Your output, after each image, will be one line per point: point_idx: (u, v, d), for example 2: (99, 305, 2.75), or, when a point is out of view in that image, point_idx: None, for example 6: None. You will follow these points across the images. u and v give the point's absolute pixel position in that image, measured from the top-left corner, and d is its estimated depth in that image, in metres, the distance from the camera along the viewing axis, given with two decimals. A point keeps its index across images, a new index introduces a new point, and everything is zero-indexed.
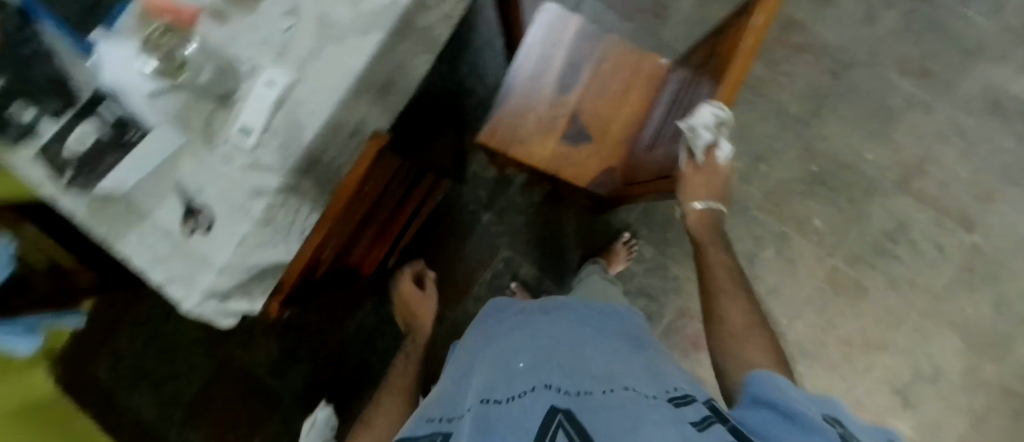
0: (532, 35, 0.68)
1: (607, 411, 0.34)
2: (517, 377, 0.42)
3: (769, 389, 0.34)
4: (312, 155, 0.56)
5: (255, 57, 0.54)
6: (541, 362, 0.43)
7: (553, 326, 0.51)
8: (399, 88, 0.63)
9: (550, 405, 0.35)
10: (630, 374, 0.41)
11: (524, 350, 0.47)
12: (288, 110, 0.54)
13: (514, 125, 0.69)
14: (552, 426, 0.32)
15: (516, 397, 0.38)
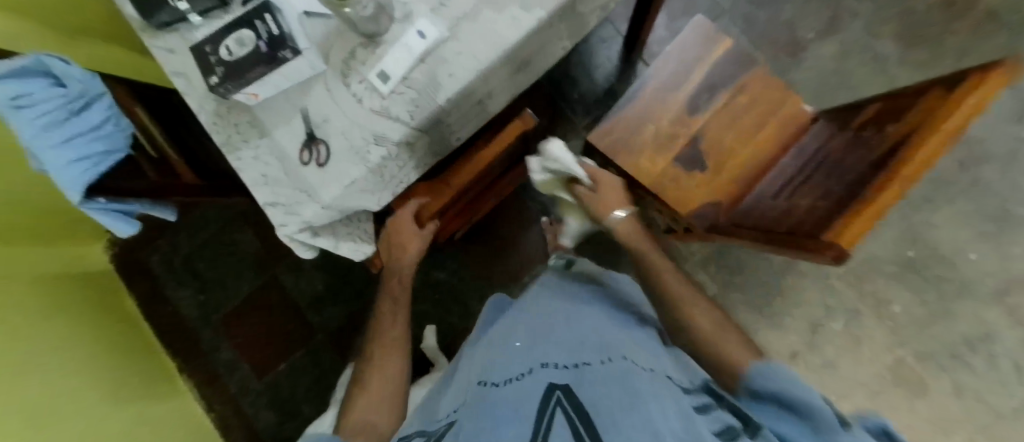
0: (674, 47, 0.66)
1: (601, 382, 0.37)
2: (514, 357, 0.45)
3: (775, 379, 0.41)
4: (439, 115, 0.55)
5: (412, 5, 0.53)
6: (541, 344, 0.46)
7: (549, 311, 0.54)
8: (534, 69, 0.62)
9: (549, 383, 0.38)
10: (624, 348, 0.44)
11: (525, 332, 0.50)
12: (429, 65, 0.53)
13: (630, 133, 0.66)
14: (550, 403, 0.36)
15: (514, 379, 0.41)
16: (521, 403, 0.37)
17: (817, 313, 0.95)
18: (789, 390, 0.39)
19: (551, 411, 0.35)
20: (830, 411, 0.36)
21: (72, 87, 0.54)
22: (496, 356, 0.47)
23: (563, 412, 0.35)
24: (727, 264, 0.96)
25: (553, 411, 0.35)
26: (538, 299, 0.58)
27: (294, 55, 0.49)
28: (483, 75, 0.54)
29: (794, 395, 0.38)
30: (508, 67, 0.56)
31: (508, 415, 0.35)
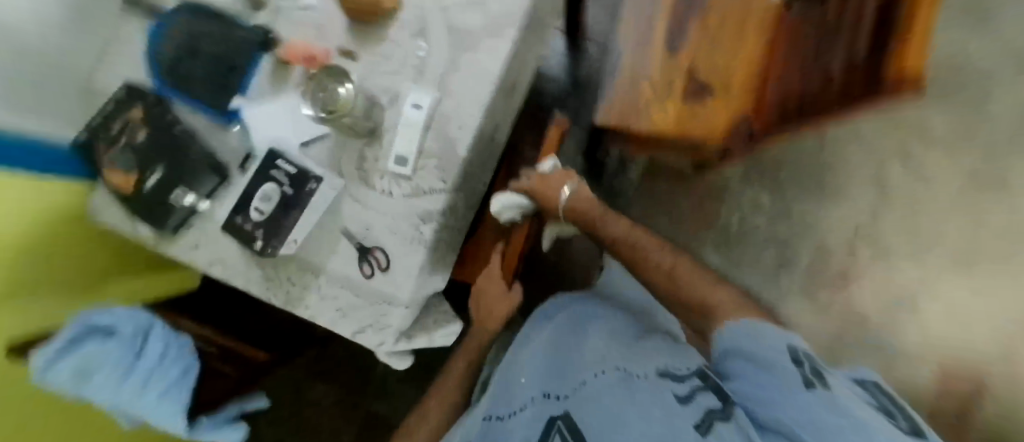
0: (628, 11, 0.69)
1: (601, 399, 0.40)
2: (517, 384, 0.49)
3: (745, 336, 0.44)
4: (467, 168, 0.56)
5: (395, 86, 0.55)
6: (538, 366, 0.49)
7: (546, 329, 0.56)
8: (520, 88, 0.63)
9: (552, 415, 0.42)
10: (621, 351, 0.46)
11: (525, 356, 0.53)
12: (435, 130, 0.54)
13: (631, 97, 0.67)
14: (551, 435, 0.40)
15: (515, 412, 0.46)
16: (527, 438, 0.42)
17: (873, 169, 0.95)
18: (764, 347, 0.42)
19: None
20: (798, 365, 0.39)
21: (122, 331, 0.51)
22: (501, 384, 0.51)
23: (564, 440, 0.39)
24: (766, 169, 0.98)
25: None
26: (540, 318, 0.60)
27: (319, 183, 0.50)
28: (487, 113, 0.55)
29: (767, 355, 0.41)
30: (503, 95, 0.57)
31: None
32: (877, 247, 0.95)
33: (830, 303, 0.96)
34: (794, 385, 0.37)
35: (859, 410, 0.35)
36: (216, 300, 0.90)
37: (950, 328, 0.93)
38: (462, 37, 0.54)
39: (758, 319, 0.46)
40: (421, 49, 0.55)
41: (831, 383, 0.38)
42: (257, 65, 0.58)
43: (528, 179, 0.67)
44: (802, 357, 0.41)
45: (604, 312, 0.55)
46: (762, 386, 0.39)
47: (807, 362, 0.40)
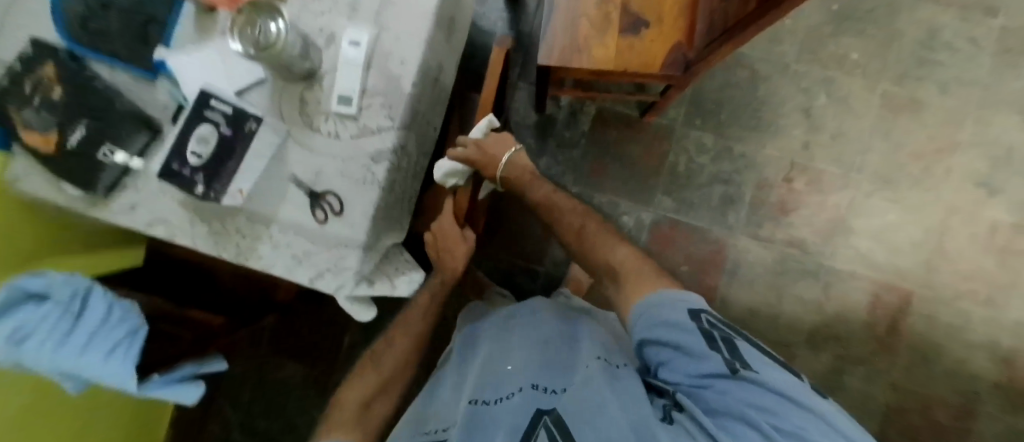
0: None
1: (583, 390, 0.49)
2: (505, 379, 0.55)
3: (658, 320, 0.49)
4: (414, 104, 0.55)
5: (331, 27, 0.54)
6: (531, 364, 0.56)
7: (528, 327, 0.64)
8: (460, 28, 0.64)
9: (536, 407, 0.48)
10: (601, 353, 0.56)
11: (513, 352, 0.60)
12: (377, 67, 0.54)
13: (573, 37, 0.69)
14: (539, 424, 0.46)
15: (502, 398, 0.52)
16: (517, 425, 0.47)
17: (801, 99, 1.05)
18: (678, 331, 0.47)
19: (540, 428, 0.45)
20: (710, 341, 0.46)
21: (56, 296, 0.50)
22: (489, 377, 0.57)
23: (551, 432, 0.44)
24: (707, 111, 1.05)
25: (542, 430, 0.45)
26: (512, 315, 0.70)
27: (259, 122, 0.49)
28: (429, 47, 0.55)
29: (682, 336, 0.46)
30: (443, 29, 0.58)
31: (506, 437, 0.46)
32: (810, 176, 1.03)
33: (772, 234, 1.03)
34: (717, 369, 0.44)
35: (768, 371, 0.42)
36: (177, 273, 0.87)
37: (879, 246, 1.02)
38: None
39: (668, 293, 0.51)
40: None
41: (734, 345, 0.46)
42: (178, 18, 0.56)
43: (463, 145, 0.69)
44: (708, 323, 0.48)
45: (578, 319, 0.67)
46: (690, 370, 0.45)
47: (712, 328, 0.47)
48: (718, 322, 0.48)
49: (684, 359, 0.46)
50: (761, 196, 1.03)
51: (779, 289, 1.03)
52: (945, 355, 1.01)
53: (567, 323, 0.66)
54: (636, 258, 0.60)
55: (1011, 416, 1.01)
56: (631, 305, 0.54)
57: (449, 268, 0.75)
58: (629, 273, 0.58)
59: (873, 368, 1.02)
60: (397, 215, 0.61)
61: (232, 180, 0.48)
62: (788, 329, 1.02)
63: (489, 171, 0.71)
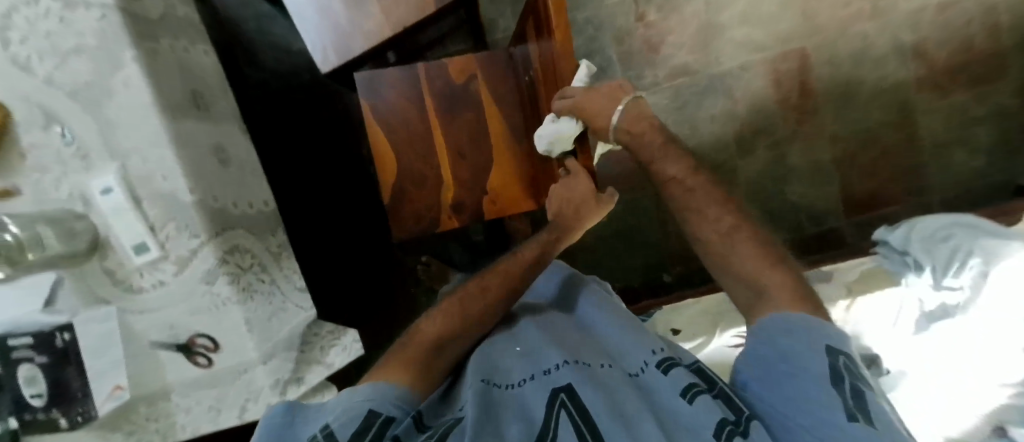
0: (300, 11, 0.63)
1: (602, 385, 0.44)
2: (517, 361, 0.50)
3: (780, 333, 0.44)
4: (212, 207, 0.51)
5: (69, 182, 0.47)
6: (551, 344, 0.51)
7: (550, 318, 0.58)
8: (213, 99, 0.58)
9: (552, 389, 0.44)
10: (620, 350, 0.52)
11: (530, 337, 0.53)
12: (146, 198, 0.48)
13: (335, 30, 0.64)
14: (555, 405, 0.42)
15: (517, 384, 0.46)
16: (528, 415, 0.43)
17: None
18: (801, 359, 0.42)
19: (556, 414, 0.42)
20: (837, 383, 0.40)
21: None
22: (499, 355, 0.51)
23: (569, 415, 0.41)
24: None
25: (559, 415, 0.41)
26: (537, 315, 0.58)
27: (67, 330, 0.47)
28: (182, 148, 0.50)
29: (805, 361, 0.41)
30: (183, 112, 0.51)
31: (521, 420, 0.42)
32: (658, 2, 0.97)
33: (657, 76, 0.99)
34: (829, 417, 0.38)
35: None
36: None
37: (754, 27, 0.99)
38: (87, 92, 0.46)
39: (795, 318, 0.44)
40: (64, 131, 0.46)
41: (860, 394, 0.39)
42: None
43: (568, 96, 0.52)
44: (843, 362, 0.41)
45: (597, 304, 0.59)
46: (788, 400, 0.41)
47: (846, 369, 0.41)
48: (854, 365, 0.42)
49: (798, 384, 0.41)
50: (628, 48, 0.98)
51: (691, 119, 1.01)
52: (860, 84, 1.03)
53: (583, 320, 0.59)
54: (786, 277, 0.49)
55: (937, 100, 1.05)
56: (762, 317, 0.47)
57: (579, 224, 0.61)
58: (782, 297, 0.47)
59: (805, 136, 1.03)
60: (286, 305, 0.60)
61: (93, 390, 0.49)
62: (716, 150, 1.02)
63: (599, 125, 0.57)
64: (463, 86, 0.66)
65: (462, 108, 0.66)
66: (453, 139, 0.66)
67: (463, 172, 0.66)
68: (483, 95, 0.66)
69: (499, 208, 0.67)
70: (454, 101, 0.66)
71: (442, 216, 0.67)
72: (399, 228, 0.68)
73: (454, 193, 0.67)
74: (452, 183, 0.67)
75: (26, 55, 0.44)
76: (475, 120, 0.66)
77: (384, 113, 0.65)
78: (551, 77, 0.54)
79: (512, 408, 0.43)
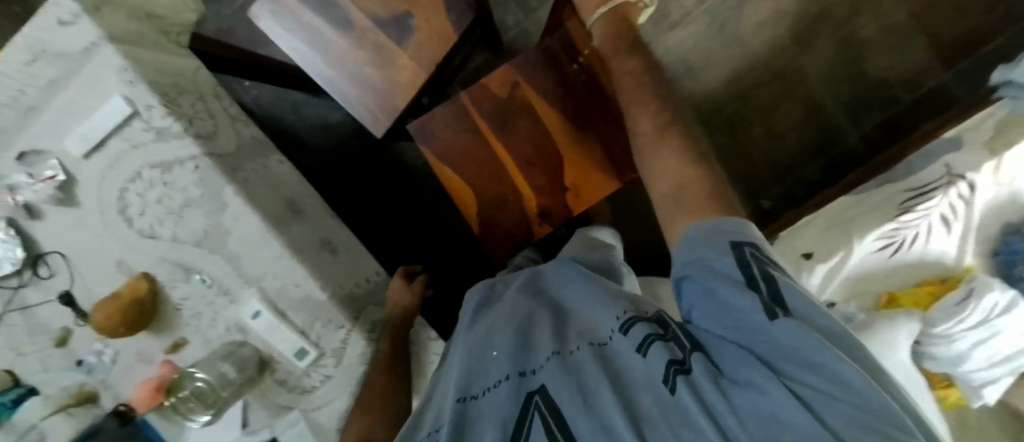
0: (343, 93, 0.65)
1: (572, 378, 0.32)
2: (491, 358, 0.39)
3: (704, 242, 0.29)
4: (343, 299, 0.54)
5: (224, 318, 0.52)
6: (519, 336, 0.39)
7: (517, 300, 0.44)
8: (303, 200, 0.61)
9: (526, 394, 0.34)
10: (588, 319, 0.38)
11: (497, 329, 0.41)
12: (288, 308, 0.52)
13: (377, 93, 0.65)
14: (528, 408, 0.33)
15: (490, 389, 0.36)
16: (495, 417, 0.33)
17: None
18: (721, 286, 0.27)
19: (527, 427, 0.32)
20: (783, 310, 0.25)
21: None
22: (471, 358, 0.40)
23: (543, 420, 0.31)
24: None
25: (531, 421, 0.32)
26: (495, 308, 0.46)
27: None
28: (300, 253, 0.52)
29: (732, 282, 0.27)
30: (287, 221, 0.54)
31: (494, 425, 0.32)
32: None
33: (685, 6, 0.90)
34: (796, 346, 0.24)
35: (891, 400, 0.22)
36: None
37: None
38: (208, 238, 0.50)
39: (729, 219, 0.29)
40: (203, 277, 0.51)
41: (809, 306, 0.26)
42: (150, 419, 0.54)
43: None
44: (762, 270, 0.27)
45: (569, 277, 0.45)
46: (722, 309, 0.28)
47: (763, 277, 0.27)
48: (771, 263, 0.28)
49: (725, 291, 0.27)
50: None
51: (735, 34, 0.90)
52: None
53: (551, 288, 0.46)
54: (705, 185, 0.32)
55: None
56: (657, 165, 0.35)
57: (393, 310, 0.58)
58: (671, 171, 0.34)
59: None
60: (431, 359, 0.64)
61: None
62: (774, 55, 0.91)
63: (607, 33, 0.47)
64: (511, 98, 0.64)
65: (516, 118, 0.65)
66: (516, 151, 0.65)
67: (537, 177, 0.65)
68: (531, 98, 0.64)
69: (586, 200, 0.65)
70: (507, 114, 0.65)
71: (533, 225, 0.67)
72: (500, 252, 0.69)
73: (536, 198, 0.66)
74: (530, 191, 0.66)
75: (148, 225, 0.49)
76: (533, 126, 0.65)
77: (444, 152, 0.66)
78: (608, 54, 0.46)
79: (487, 420, 0.33)
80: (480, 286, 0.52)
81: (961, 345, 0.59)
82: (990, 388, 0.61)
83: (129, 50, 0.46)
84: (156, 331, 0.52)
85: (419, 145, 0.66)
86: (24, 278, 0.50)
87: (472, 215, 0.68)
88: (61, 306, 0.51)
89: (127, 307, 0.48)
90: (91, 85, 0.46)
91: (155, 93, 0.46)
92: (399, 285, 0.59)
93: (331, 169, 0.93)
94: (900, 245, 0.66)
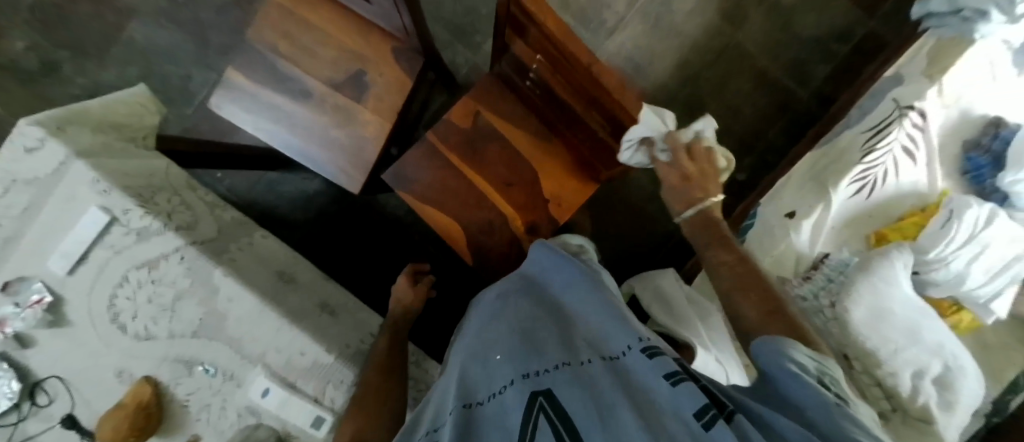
0: (314, 160, 0.66)
1: (581, 383, 0.30)
2: (496, 361, 0.36)
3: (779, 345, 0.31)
4: (351, 357, 0.54)
5: (233, 404, 0.51)
6: (524, 346, 0.36)
7: (520, 307, 0.42)
8: (295, 270, 0.62)
9: (529, 394, 0.31)
10: (599, 337, 0.36)
11: (501, 339, 0.38)
12: (296, 378, 0.51)
13: (348, 151, 0.66)
14: (532, 409, 0.29)
15: (494, 396, 0.33)
16: (503, 432, 0.30)
17: None
18: (791, 380, 0.28)
19: (534, 426, 0.28)
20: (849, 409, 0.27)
21: None
22: (474, 369, 0.37)
23: (548, 421, 0.28)
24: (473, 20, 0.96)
25: (536, 423, 0.28)
26: (502, 311, 0.43)
27: None
28: (298, 320, 0.51)
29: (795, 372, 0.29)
30: (281, 292, 0.54)
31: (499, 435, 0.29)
32: None
33: (618, 13, 0.95)
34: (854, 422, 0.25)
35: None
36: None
37: None
38: (205, 326, 0.49)
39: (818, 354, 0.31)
40: (205, 367, 0.50)
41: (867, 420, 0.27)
42: None
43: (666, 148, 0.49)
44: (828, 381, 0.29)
45: (576, 282, 0.43)
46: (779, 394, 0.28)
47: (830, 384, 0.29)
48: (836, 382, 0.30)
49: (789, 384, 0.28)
50: (577, 6, 0.94)
51: (671, 27, 0.95)
52: None
53: (558, 297, 0.44)
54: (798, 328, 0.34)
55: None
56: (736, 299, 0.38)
57: (397, 309, 0.58)
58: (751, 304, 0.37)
59: None
60: None
61: None
62: (711, 37, 0.96)
63: (677, 198, 0.48)
64: (476, 128, 0.67)
65: (484, 145, 0.67)
66: (491, 176, 0.67)
67: (517, 195, 0.67)
68: (495, 123, 0.67)
69: (568, 208, 0.67)
70: (475, 144, 0.67)
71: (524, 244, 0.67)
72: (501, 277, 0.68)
73: (521, 217, 0.67)
74: (514, 211, 0.67)
75: (142, 326, 0.49)
76: (502, 149, 0.67)
77: (423, 191, 0.67)
78: (563, 63, 0.48)
79: (490, 433, 0.30)
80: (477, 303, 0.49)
81: (958, 263, 0.60)
82: (997, 301, 0.61)
83: (97, 161, 0.47)
84: (164, 433, 0.50)
85: (397, 191, 0.67)
86: (23, 410, 0.48)
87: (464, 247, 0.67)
88: (65, 431, 0.49)
89: (133, 416, 0.47)
90: (64, 201, 0.46)
91: (129, 196, 0.46)
92: (403, 283, 0.60)
93: (317, 237, 0.94)
94: (874, 184, 0.67)
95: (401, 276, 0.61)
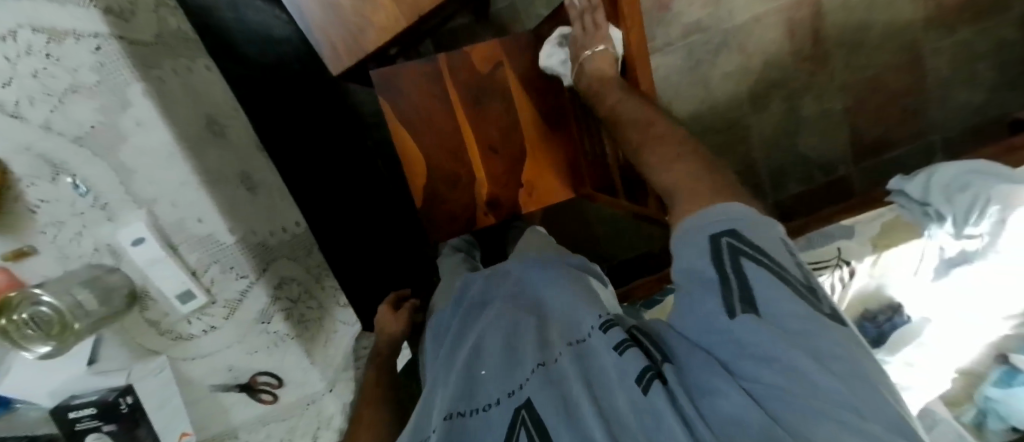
0: (300, 15, 0.57)
1: (552, 384, 0.31)
2: (482, 374, 0.36)
3: (693, 238, 0.30)
4: (250, 242, 0.49)
5: (90, 238, 0.43)
6: (504, 349, 0.36)
7: (500, 308, 0.41)
8: (227, 121, 0.54)
9: (514, 408, 0.32)
10: (568, 320, 0.37)
11: (483, 341, 0.38)
12: (181, 242, 0.45)
13: (345, 28, 0.58)
14: (515, 424, 0.31)
15: (482, 412, 0.33)
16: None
17: None
18: (702, 290, 0.29)
19: (517, 437, 0.30)
20: (751, 308, 0.27)
21: None
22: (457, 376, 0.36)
23: (528, 436, 0.29)
24: None
25: (518, 437, 0.30)
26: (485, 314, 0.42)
27: (130, 393, 0.45)
28: (211, 185, 0.45)
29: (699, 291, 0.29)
30: (204, 144, 0.47)
31: None
32: None
33: (669, 36, 0.91)
34: (757, 344, 0.26)
35: (863, 393, 0.23)
36: None
37: None
38: (95, 139, 0.40)
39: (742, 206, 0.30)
40: (76, 181, 0.40)
41: (775, 294, 0.26)
42: None
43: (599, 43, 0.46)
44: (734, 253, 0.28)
45: (553, 283, 0.42)
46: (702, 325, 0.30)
47: (733, 264, 0.28)
48: (752, 251, 0.28)
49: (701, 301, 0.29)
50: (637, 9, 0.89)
51: (705, 80, 0.94)
52: (872, 31, 0.94)
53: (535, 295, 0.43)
54: (695, 168, 0.34)
55: (945, 38, 0.95)
56: (664, 152, 0.36)
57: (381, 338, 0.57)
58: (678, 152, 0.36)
59: (818, 86, 0.96)
60: (334, 326, 0.61)
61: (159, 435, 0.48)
62: (731, 106, 0.96)
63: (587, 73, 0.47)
64: (490, 75, 0.61)
65: (490, 98, 0.62)
66: (482, 135, 0.63)
67: (497, 165, 0.64)
68: (511, 81, 0.62)
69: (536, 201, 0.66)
70: (482, 91, 0.62)
71: (478, 213, 0.65)
72: (438, 232, 0.65)
73: (488, 186, 0.64)
74: (486, 177, 0.64)
75: (12, 101, 0.37)
76: (504, 110, 0.62)
77: (410, 114, 0.61)
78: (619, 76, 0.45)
79: None
80: (459, 288, 0.49)
81: None
82: None
83: None
84: None
85: (379, 94, 0.60)
86: None
87: (419, 188, 0.64)
88: None
89: None
90: None
91: None
92: (386, 315, 0.58)
93: None
94: None
95: (383, 303, 0.59)
